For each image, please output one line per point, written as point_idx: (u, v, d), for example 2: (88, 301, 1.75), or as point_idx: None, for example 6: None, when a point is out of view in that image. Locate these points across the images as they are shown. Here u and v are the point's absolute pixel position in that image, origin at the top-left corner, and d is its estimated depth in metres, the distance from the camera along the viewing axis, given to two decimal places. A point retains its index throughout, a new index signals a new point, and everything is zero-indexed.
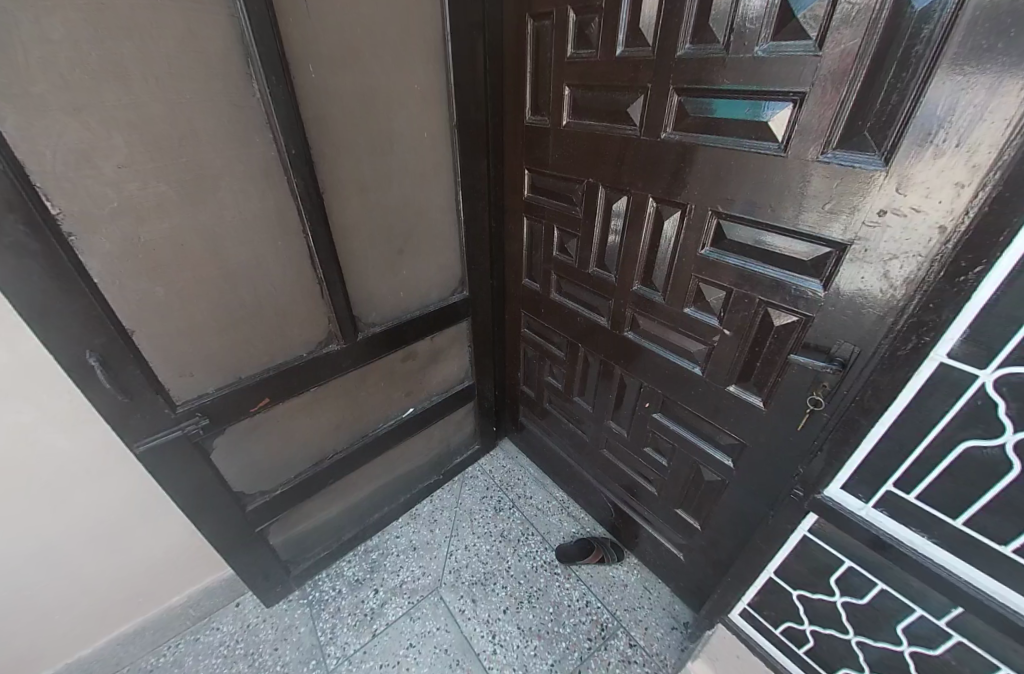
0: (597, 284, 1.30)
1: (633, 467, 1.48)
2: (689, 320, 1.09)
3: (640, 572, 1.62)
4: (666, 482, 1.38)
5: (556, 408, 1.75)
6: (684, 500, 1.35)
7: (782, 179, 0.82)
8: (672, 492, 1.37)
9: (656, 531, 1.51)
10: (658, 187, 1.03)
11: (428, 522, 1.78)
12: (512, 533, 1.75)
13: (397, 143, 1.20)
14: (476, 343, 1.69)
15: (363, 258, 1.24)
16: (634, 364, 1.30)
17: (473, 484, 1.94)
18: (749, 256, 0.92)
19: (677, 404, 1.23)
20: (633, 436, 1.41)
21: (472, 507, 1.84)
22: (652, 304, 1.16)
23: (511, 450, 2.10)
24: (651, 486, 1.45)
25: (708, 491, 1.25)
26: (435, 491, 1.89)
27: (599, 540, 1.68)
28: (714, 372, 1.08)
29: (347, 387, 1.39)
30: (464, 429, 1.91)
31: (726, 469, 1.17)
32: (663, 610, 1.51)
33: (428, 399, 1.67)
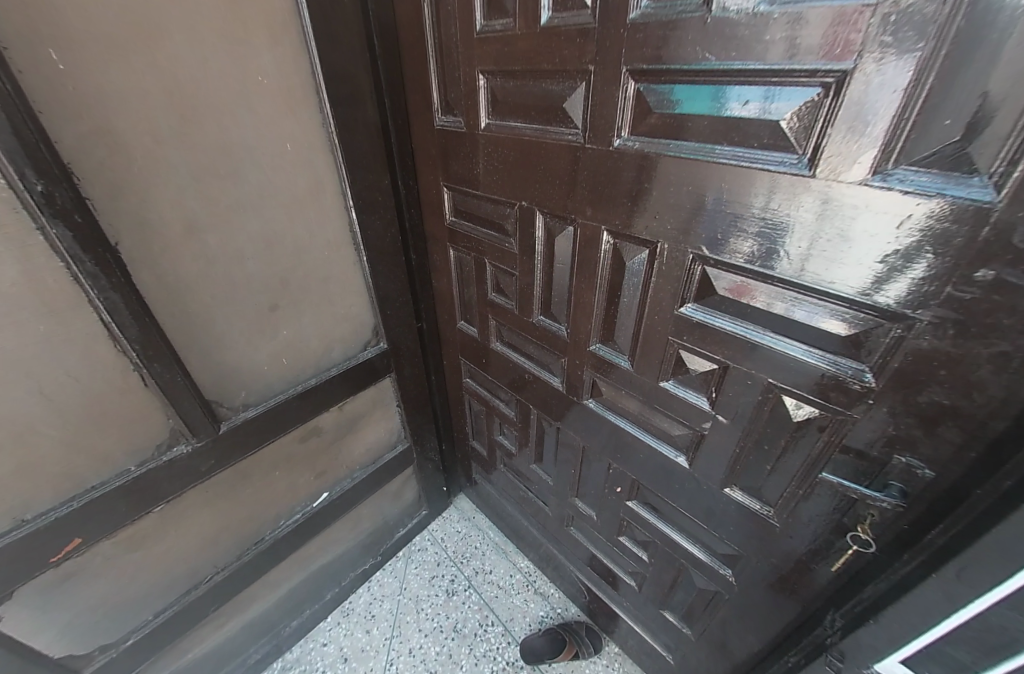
0: (545, 338, 0.98)
1: (607, 554, 1.18)
2: (668, 399, 0.77)
3: (622, 665, 1.32)
4: (647, 579, 1.08)
5: (512, 472, 1.44)
6: (670, 604, 1.05)
7: (798, 209, 0.52)
8: (654, 592, 1.07)
9: (640, 627, 1.22)
10: (614, 217, 0.71)
11: (363, 620, 1.45)
12: (466, 627, 1.43)
13: (244, 161, 0.84)
14: (406, 402, 1.35)
15: (212, 325, 0.89)
16: (600, 440, 0.99)
17: (421, 561, 1.61)
18: (751, 321, 0.61)
19: (654, 494, 0.93)
20: (604, 524, 1.11)
21: (419, 594, 1.52)
22: (619, 371, 0.84)
23: (468, 510, 1.78)
24: (628, 578, 1.15)
25: (700, 603, 0.96)
26: (374, 575, 1.56)
27: (572, 630, 1.37)
28: (705, 467, 0.78)
29: (220, 490, 1.04)
30: (406, 496, 1.58)
31: (726, 586, 0.86)
32: None
33: (349, 479, 1.33)
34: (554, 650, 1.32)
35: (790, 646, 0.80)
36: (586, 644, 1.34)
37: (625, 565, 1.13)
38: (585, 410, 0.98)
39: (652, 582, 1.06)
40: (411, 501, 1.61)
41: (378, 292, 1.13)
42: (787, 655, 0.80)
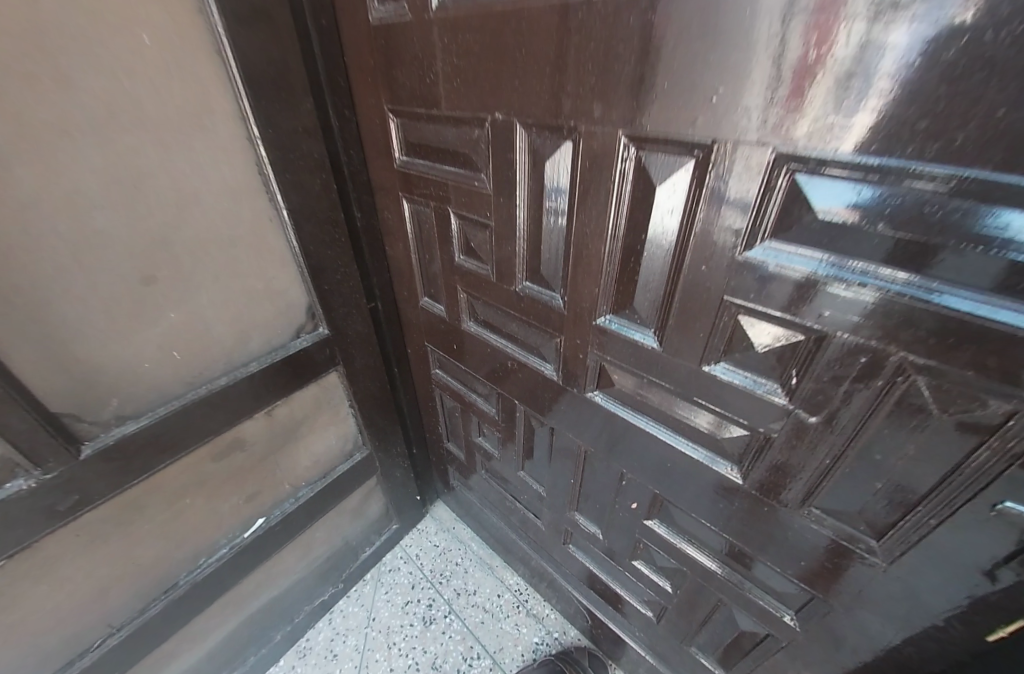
0: (532, 312, 0.72)
1: (616, 577, 0.96)
2: (719, 392, 0.53)
3: None
4: (668, 608, 0.86)
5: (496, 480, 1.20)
6: (698, 639, 0.84)
7: (866, 16, 0.31)
8: (679, 623, 0.86)
9: (655, 660, 1.00)
10: (639, 114, 0.45)
11: (322, 662, 1.20)
12: (447, 663, 1.18)
13: (69, 54, 0.54)
14: (360, 401, 1.08)
15: (45, 305, 0.60)
16: (609, 445, 0.74)
17: (392, 583, 1.36)
18: (882, 262, 0.36)
19: (679, 512, 0.70)
20: (614, 544, 0.88)
21: (390, 625, 1.26)
22: (642, 352, 0.59)
23: (446, 519, 1.54)
24: (642, 607, 0.93)
25: (743, 644, 0.74)
26: (335, 605, 1.31)
27: (573, 660, 1.14)
28: (770, 482, 0.54)
29: (100, 532, 0.76)
30: (370, 511, 1.32)
31: (786, 632, 0.64)
32: None
33: (292, 499, 1.06)
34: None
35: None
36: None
37: (639, 591, 0.91)
38: (588, 408, 0.73)
39: (677, 612, 0.84)
40: (377, 516, 1.36)
41: (308, 260, 0.85)
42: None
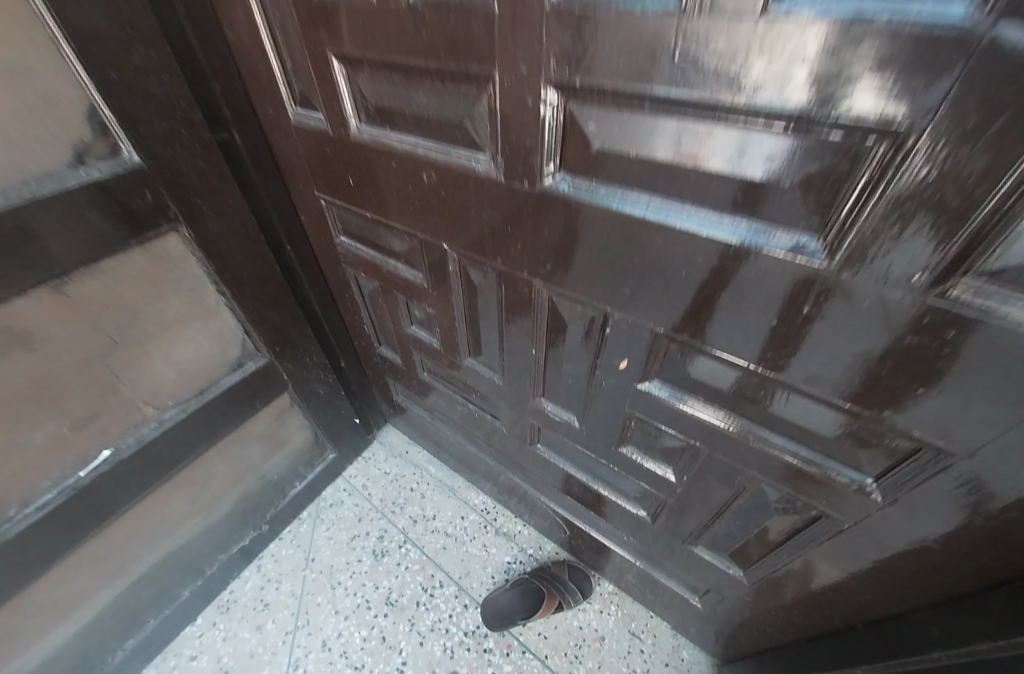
0: (443, 38, 0.39)
1: (601, 474, 0.73)
2: (817, 67, 0.25)
3: (621, 605, 0.96)
4: (668, 506, 0.65)
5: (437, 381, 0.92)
6: (710, 537, 0.64)
7: None
8: (686, 522, 0.65)
9: (647, 566, 0.83)
10: None
11: (251, 614, 0.99)
12: (405, 596, 1.00)
13: None
14: (231, 286, 0.76)
15: None
16: (589, 279, 0.47)
17: (334, 518, 1.14)
18: None
19: (701, 361, 0.45)
20: (595, 434, 0.65)
21: (334, 564, 1.05)
22: (648, 37, 0.29)
23: (396, 442, 1.30)
24: (633, 506, 0.72)
25: (776, 533, 0.54)
26: (264, 550, 1.08)
27: (551, 575, 0.97)
28: (880, 248, 0.29)
29: None
30: (292, 438, 1.05)
31: (868, 509, 0.42)
32: (671, 670, 0.88)
33: (154, 425, 0.75)
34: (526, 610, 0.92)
35: (995, 605, 0.39)
36: (570, 592, 0.95)
37: (631, 487, 0.69)
38: (552, 218, 0.45)
39: (685, 508, 0.63)
40: (303, 443, 1.09)
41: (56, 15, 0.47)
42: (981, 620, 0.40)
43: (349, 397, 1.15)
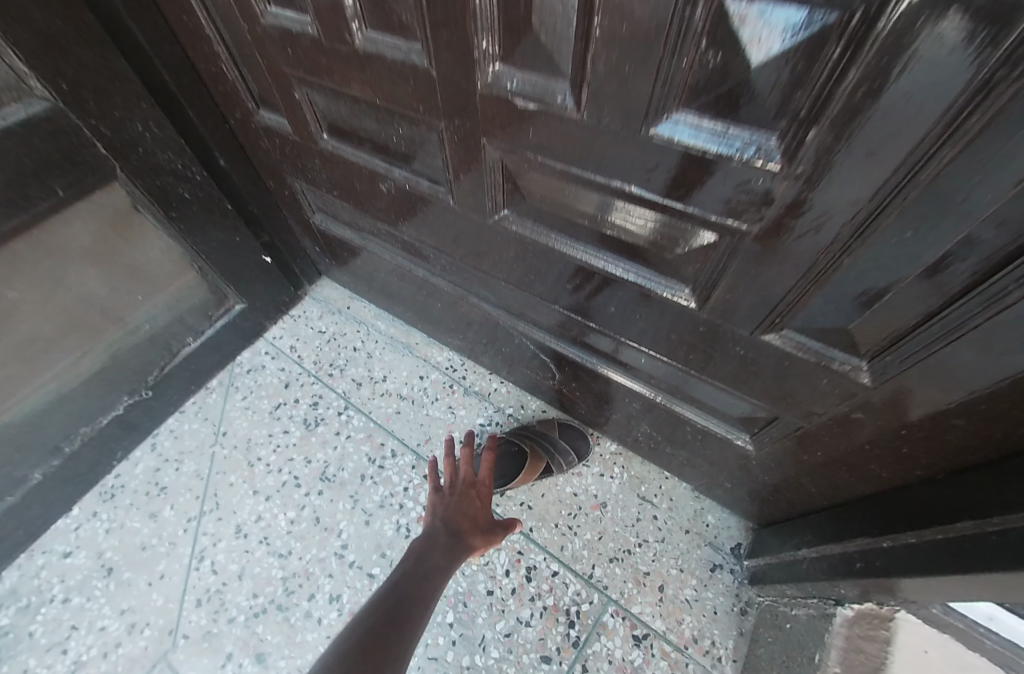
0: None
1: (610, 234, 0.40)
2: None
3: (627, 466, 0.73)
4: (738, 269, 0.34)
5: (340, 151, 0.56)
6: (813, 319, 0.34)
7: None
8: (771, 295, 0.34)
9: (671, 404, 0.56)
10: None
11: (143, 501, 0.75)
12: (345, 470, 0.75)
13: None
14: None
15: None
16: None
17: (251, 384, 0.86)
18: None
19: None
20: (612, 128, 0.31)
21: (251, 438, 0.79)
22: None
23: (332, 294, 0.99)
24: (665, 287, 0.41)
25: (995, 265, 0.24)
26: (159, 425, 0.81)
27: (537, 434, 0.73)
28: None
29: None
30: (163, 273, 0.74)
31: None
32: (692, 538, 0.67)
33: None
34: (504, 473, 0.68)
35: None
36: (561, 453, 0.72)
37: (669, 240, 0.37)
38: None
39: (780, 255, 0.31)
40: (186, 284, 0.77)
41: None
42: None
43: (245, 221, 0.80)
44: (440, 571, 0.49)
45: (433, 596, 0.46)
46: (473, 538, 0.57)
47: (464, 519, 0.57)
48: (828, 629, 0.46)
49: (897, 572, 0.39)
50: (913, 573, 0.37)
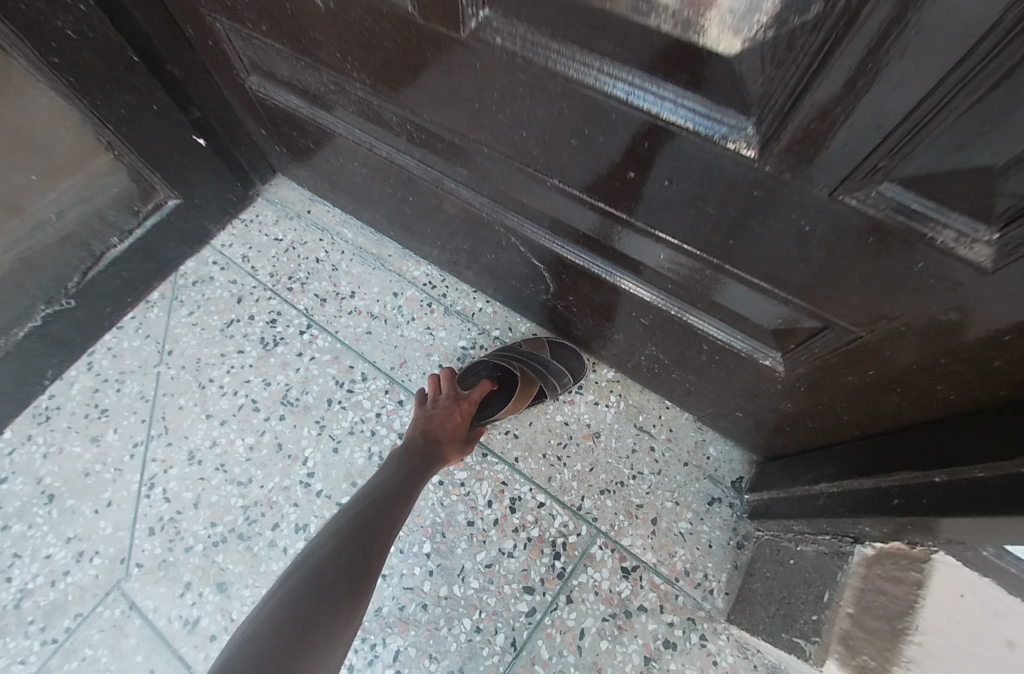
0: None
1: (637, 29, 0.26)
2: None
3: (624, 395, 0.66)
4: (839, 78, 0.20)
5: None
6: (930, 164, 0.21)
7: None
8: (882, 123, 0.21)
9: (686, 316, 0.47)
10: None
11: (81, 424, 0.65)
12: (310, 394, 0.67)
13: None
14: None
15: None
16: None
17: (200, 298, 0.74)
18: None
19: None
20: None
21: (201, 358, 0.69)
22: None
23: (291, 195, 0.84)
24: (712, 126, 0.28)
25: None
26: (94, 342, 0.70)
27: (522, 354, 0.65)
28: None
29: None
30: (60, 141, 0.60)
31: None
32: (690, 471, 0.61)
33: None
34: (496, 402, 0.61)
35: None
36: (554, 375, 0.64)
37: (721, 33, 0.23)
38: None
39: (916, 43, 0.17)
40: (94, 160, 0.64)
41: None
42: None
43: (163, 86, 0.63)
44: (420, 470, 0.51)
45: (409, 497, 0.48)
46: (453, 444, 0.57)
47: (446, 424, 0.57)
48: (841, 567, 0.41)
49: (969, 508, 0.31)
50: (961, 512, 0.31)
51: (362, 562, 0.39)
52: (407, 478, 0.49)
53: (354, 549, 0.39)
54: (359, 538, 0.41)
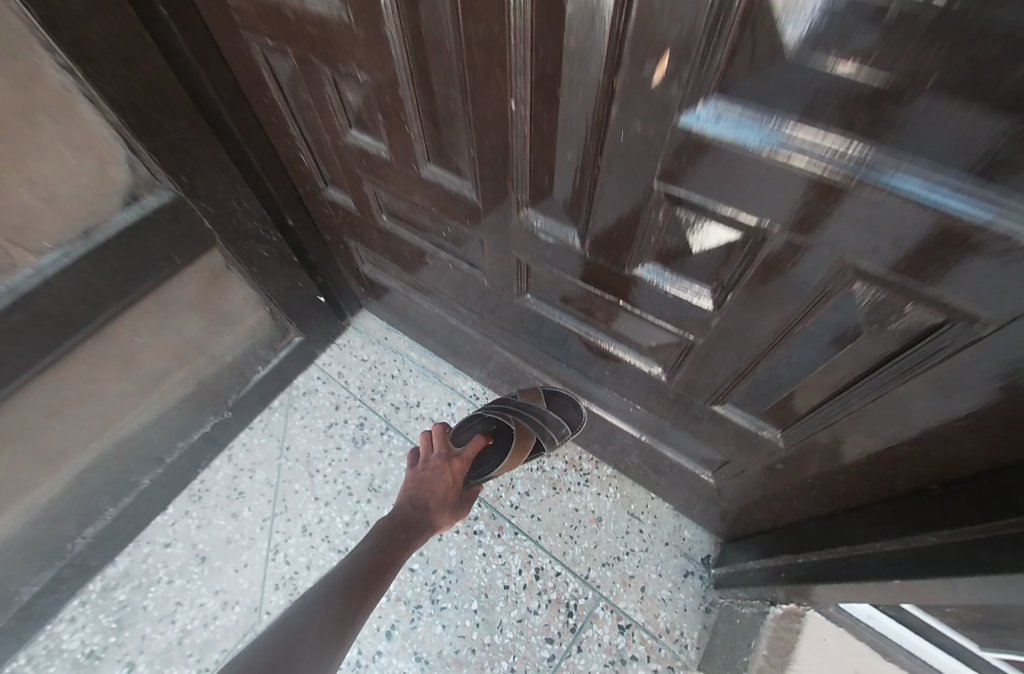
0: None
1: (604, 321, 0.56)
2: None
3: (620, 487, 0.88)
4: (696, 353, 0.49)
5: (396, 229, 0.70)
6: (742, 393, 0.49)
7: None
8: (715, 377, 0.50)
9: (656, 442, 0.71)
10: None
11: (225, 503, 0.90)
12: (388, 482, 0.91)
13: None
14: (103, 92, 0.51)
15: None
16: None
17: (309, 405, 1.01)
18: None
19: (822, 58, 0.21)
20: (611, 261, 0.45)
21: (310, 453, 0.95)
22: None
23: (372, 323, 1.13)
24: (644, 363, 0.57)
25: (858, 369, 0.37)
26: (235, 439, 0.97)
27: (521, 407, 0.82)
28: None
29: None
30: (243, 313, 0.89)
31: None
32: (670, 549, 0.81)
33: (29, 273, 0.55)
34: (492, 458, 0.78)
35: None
36: (550, 425, 0.82)
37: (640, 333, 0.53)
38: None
39: (724, 344, 0.45)
40: (259, 324, 0.92)
41: None
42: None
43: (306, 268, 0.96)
44: (400, 538, 0.67)
45: (386, 563, 0.64)
46: (440, 502, 0.73)
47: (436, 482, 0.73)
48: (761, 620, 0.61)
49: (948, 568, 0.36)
50: (819, 579, 0.51)
51: (341, 618, 0.54)
52: (389, 546, 0.65)
53: (337, 606, 0.55)
54: (341, 599, 0.56)
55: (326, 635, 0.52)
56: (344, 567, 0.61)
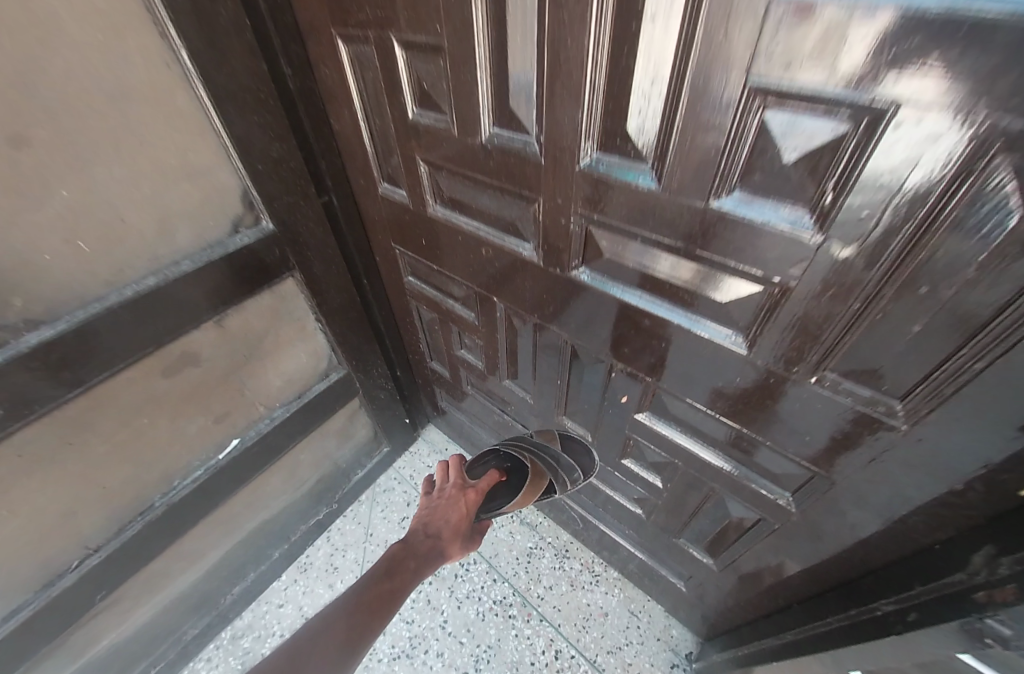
0: (505, 172, 0.53)
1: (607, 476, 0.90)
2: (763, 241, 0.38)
3: (624, 589, 1.14)
4: (660, 506, 0.82)
5: (476, 392, 1.10)
6: (689, 533, 0.81)
7: None
8: (673, 522, 0.82)
9: (646, 556, 1.00)
10: None
11: (324, 575, 1.21)
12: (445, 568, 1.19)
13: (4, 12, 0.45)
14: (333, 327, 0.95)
15: None
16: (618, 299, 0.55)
17: (388, 501, 1.34)
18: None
19: (685, 410, 0.61)
20: (608, 449, 0.82)
21: (388, 540, 1.26)
22: (642, 203, 0.43)
23: (437, 437, 1.49)
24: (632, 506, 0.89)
25: (735, 530, 0.70)
26: (333, 524, 1.29)
27: (538, 448, 0.91)
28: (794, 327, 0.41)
29: (57, 462, 0.69)
30: (357, 433, 1.25)
31: (787, 516, 0.58)
32: (661, 643, 1.05)
33: (267, 419, 0.96)
34: (503, 494, 0.85)
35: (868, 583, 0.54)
36: (561, 468, 0.89)
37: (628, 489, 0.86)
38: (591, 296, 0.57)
39: (672, 505, 0.78)
40: (364, 440, 1.30)
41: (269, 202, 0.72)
42: (860, 593, 0.55)
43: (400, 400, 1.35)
44: (387, 607, 0.64)
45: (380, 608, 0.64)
46: (453, 529, 0.77)
47: (453, 511, 0.79)
48: None
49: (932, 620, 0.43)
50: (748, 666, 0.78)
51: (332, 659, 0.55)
52: None
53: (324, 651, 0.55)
54: (327, 641, 0.57)
55: (332, 654, 0.56)
56: (336, 610, 0.62)
